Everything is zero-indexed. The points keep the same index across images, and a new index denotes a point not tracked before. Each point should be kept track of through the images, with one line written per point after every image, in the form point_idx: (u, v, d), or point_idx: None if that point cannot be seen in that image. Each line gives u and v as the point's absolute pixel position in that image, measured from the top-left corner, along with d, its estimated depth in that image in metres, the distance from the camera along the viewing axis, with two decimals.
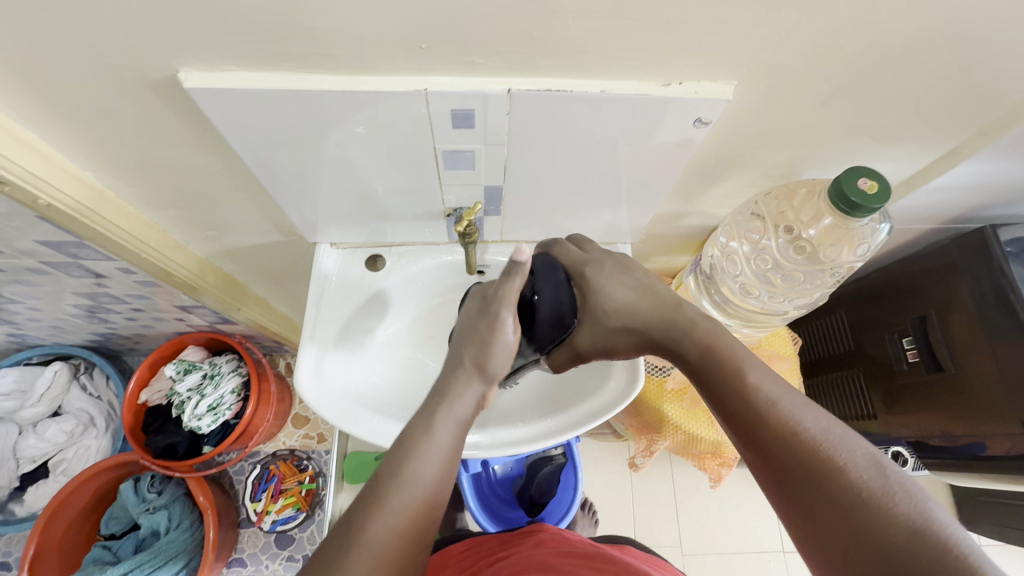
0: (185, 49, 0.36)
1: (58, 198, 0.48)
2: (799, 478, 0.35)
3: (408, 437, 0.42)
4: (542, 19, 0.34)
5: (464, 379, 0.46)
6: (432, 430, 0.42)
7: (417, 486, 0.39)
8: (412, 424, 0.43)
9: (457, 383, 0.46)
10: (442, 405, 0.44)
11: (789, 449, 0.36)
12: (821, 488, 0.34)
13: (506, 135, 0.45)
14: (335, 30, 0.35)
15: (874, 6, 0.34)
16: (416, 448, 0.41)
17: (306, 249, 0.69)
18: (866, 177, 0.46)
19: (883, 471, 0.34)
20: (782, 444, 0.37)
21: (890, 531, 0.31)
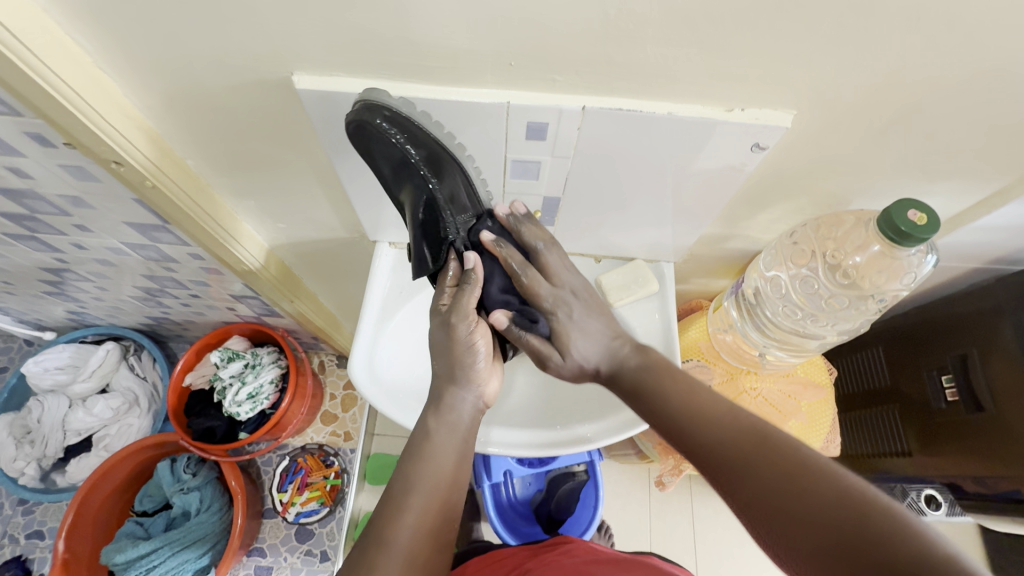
0: (304, 55, 0.41)
1: (163, 181, 0.53)
2: (756, 482, 0.38)
3: (414, 447, 0.51)
4: (623, 44, 0.38)
5: (451, 392, 0.54)
6: (431, 438, 0.51)
7: (433, 488, 0.48)
8: (414, 436, 0.52)
9: (444, 396, 0.54)
10: (436, 413, 0.53)
11: (746, 456, 0.40)
12: (759, 477, 0.39)
13: (573, 149, 0.49)
14: (438, 45, 0.39)
15: (933, 48, 0.37)
16: (421, 457, 0.49)
17: (364, 248, 0.73)
18: (916, 209, 0.48)
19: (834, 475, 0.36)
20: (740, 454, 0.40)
21: (845, 519, 0.33)
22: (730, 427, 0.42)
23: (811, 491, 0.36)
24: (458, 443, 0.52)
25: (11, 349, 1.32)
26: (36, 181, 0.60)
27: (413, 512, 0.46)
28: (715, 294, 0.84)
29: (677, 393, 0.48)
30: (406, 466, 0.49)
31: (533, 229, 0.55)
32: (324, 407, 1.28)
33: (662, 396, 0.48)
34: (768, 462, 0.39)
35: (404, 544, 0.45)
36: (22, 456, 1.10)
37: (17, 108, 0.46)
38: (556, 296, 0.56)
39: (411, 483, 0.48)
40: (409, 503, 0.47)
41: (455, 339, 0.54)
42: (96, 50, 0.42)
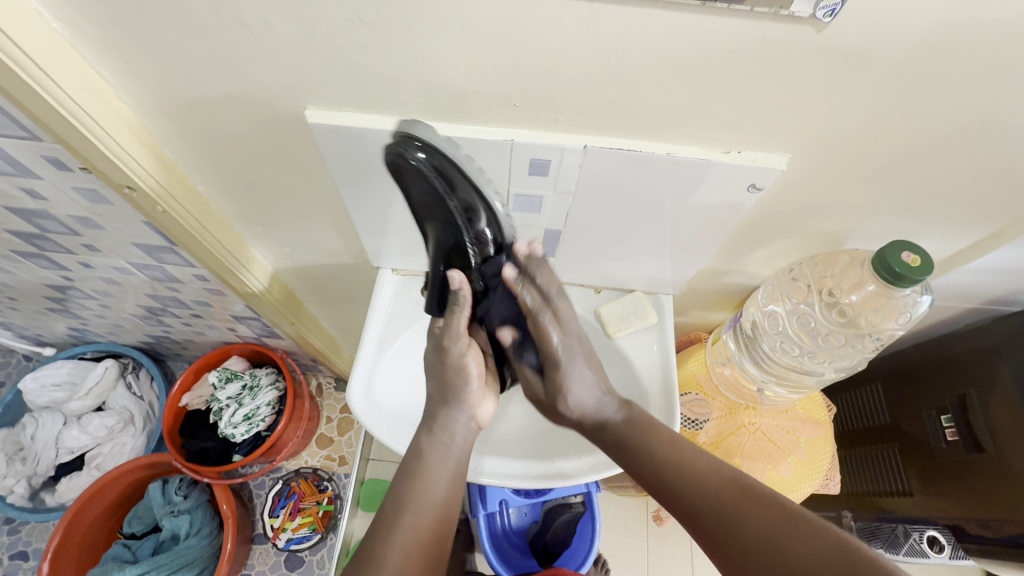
0: (317, 91, 0.42)
1: (174, 207, 0.54)
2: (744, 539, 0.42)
3: (409, 464, 0.52)
4: (624, 89, 0.40)
5: (445, 412, 0.54)
6: (425, 457, 0.52)
7: (424, 508, 0.49)
8: (408, 455, 0.52)
9: (439, 415, 0.54)
10: (428, 433, 0.53)
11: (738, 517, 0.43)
12: (747, 533, 0.42)
13: (575, 185, 0.50)
14: (446, 85, 0.41)
15: (921, 99, 0.39)
16: (416, 475, 0.50)
17: (366, 273, 0.74)
18: (909, 251, 0.49)
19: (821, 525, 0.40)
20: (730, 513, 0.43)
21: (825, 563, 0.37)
22: (715, 480, 0.46)
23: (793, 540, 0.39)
24: (453, 462, 0.52)
25: (9, 364, 1.32)
26: (49, 202, 0.61)
27: (404, 531, 0.47)
28: (715, 327, 0.84)
29: (661, 446, 0.51)
30: (400, 483, 0.50)
31: (546, 273, 0.54)
32: (320, 430, 1.26)
33: (646, 449, 0.51)
34: (753, 513, 0.42)
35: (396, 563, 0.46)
36: (13, 474, 1.09)
37: (37, 133, 0.48)
38: (565, 344, 0.55)
39: (405, 503, 0.49)
40: (401, 521, 0.48)
41: (449, 361, 0.55)
42: (118, 82, 0.43)
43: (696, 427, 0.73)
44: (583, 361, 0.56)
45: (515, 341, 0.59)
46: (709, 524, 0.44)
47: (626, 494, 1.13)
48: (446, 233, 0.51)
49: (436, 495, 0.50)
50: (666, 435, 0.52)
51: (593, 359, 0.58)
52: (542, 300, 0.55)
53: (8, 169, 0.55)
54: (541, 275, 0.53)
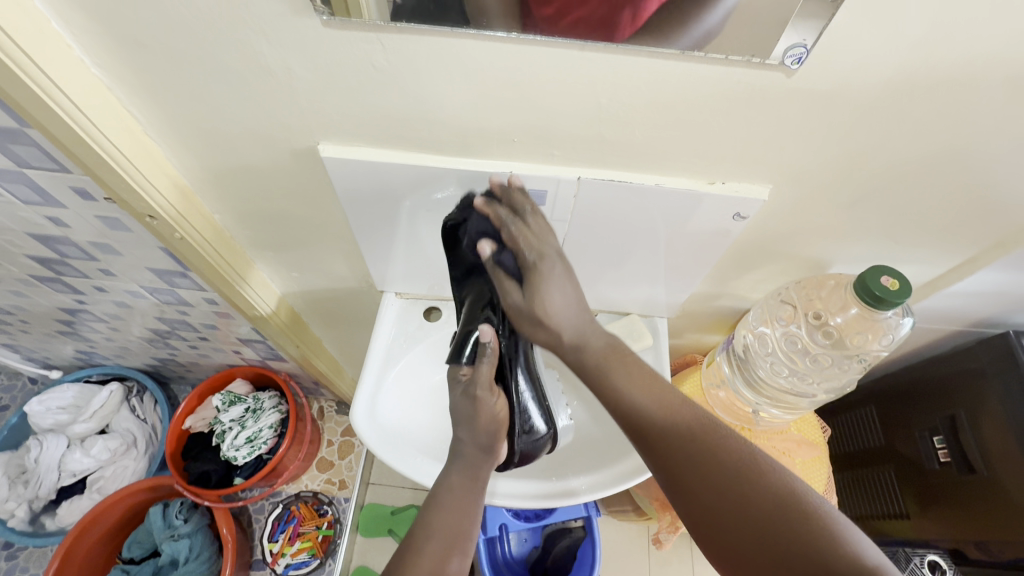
0: (329, 128, 0.45)
1: (190, 234, 0.57)
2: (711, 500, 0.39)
3: (436, 493, 0.53)
4: (614, 125, 0.43)
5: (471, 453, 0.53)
6: (453, 489, 0.53)
7: (452, 534, 0.49)
8: (437, 485, 0.54)
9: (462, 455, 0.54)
10: (456, 467, 0.54)
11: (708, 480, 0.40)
12: (715, 489, 0.39)
13: (570, 214, 0.53)
14: (449, 122, 0.44)
15: (889, 135, 0.42)
16: (441, 500, 0.52)
17: (371, 297, 0.76)
18: (888, 275, 0.52)
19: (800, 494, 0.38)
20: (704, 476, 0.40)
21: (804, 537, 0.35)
22: (677, 421, 0.43)
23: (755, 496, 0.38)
24: (475, 493, 0.53)
25: (14, 388, 1.33)
26: (71, 229, 0.64)
27: (431, 556, 0.47)
28: (710, 349, 0.86)
29: (630, 386, 0.45)
30: (425, 513, 0.51)
31: (520, 199, 0.48)
32: (321, 454, 1.26)
33: (612, 389, 0.46)
34: (723, 470, 0.39)
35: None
36: (14, 497, 1.09)
37: (67, 165, 0.51)
38: (543, 255, 0.47)
39: (432, 531, 0.49)
40: (428, 546, 0.48)
41: (478, 410, 0.52)
42: (146, 119, 0.47)
43: None
44: (561, 274, 0.47)
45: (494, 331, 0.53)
46: (688, 488, 0.41)
47: (628, 519, 1.13)
48: (478, 299, 0.56)
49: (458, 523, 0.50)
50: (644, 372, 0.46)
51: (574, 270, 0.49)
52: (516, 217, 0.48)
53: (35, 198, 0.58)
54: (519, 198, 0.48)
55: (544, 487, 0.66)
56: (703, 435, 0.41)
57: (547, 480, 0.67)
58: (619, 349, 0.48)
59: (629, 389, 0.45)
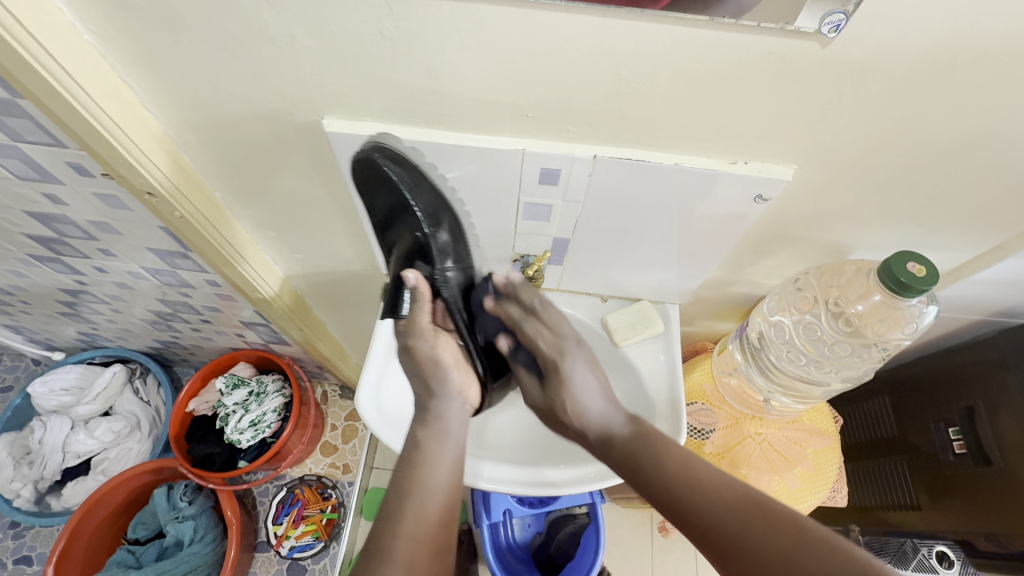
0: (334, 101, 0.43)
1: (191, 213, 0.56)
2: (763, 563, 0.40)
3: (408, 452, 0.52)
4: (634, 101, 0.41)
5: (440, 403, 0.55)
6: (424, 447, 0.52)
7: (429, 494, 0.49)
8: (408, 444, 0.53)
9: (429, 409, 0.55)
10: (423, 426, 0.54)
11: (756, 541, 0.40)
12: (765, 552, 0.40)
13: (584, 194, 0.51)
14: (460, 96, 0.42)
15: (925, 112, 0.40)
16: (418, 460, 0.51)
17: (376, 280, 0.75)
18: (914, 261, 0.50)
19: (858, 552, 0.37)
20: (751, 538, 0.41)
21: None
22: (725, 491, 0.44)
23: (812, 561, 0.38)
24: (450, 452, 0.53)
25: (18, 368, 1.33)
26: (69, 207, 0.62)
27: (407, 520, 0.47)
28: (721, 336, 0.84)
29: (671, 459, 0.49)
30: (399, 473, 0.50)
31: (527, 290, 0.58)
32: (325, 438, 1.26)
33: (656, 463, 0.49)
34: (773, 534, 0.40)
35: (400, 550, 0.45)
36: (20, 477, 1.10)
37: (63, 140, 0.49)
38: (556, 345, 0.57)
39: (406, 492, 0.49)
40: (404, 510, 0.47)
41: (417, 357, 0.56)
42: (144, 92, 0.45)
43: (702, 437, 0.73)
44: (585, 364, 0.58)
45: (509, 347, 0.60)
46: (733, 554, 0.41)
47: (632, 507, 1.12)
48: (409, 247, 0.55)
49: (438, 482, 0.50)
50: (677, 448, 0.50)
51: (595, 365, 0.59)
52: (528, 313, 0.58)
53: (31, 175, 0.57)
54: (525, 293, 0.58)
55: (546, 475, 0.65)
56: (751, 502, 0.43)
57: (551, 469, 0.66)
58: (642, 425, 0.54)
59: (674, 467, 0.48)
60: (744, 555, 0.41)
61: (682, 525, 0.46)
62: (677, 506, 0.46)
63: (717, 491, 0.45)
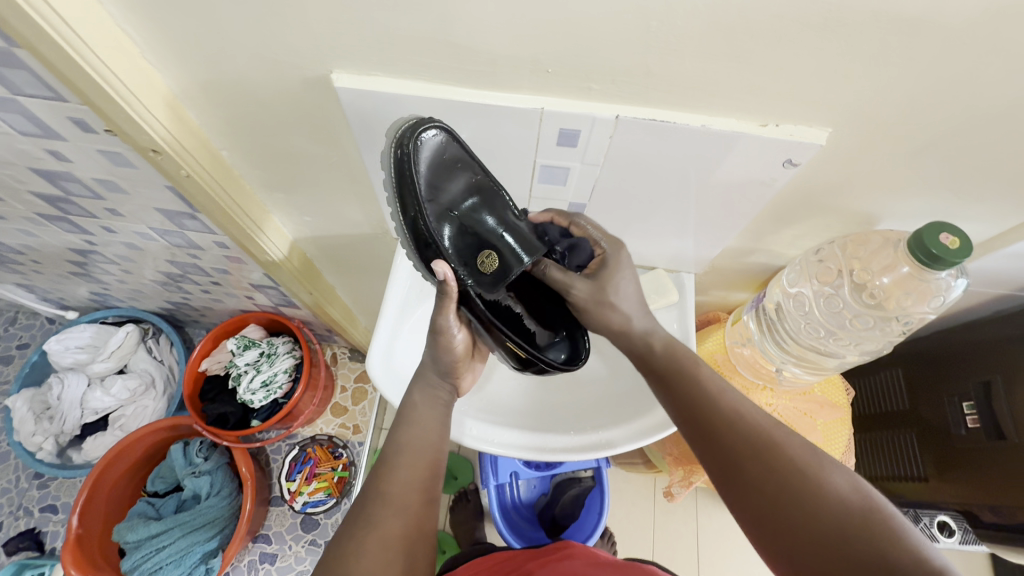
0: (343, 53, 0.41)
1: (196, 171, 0.54)
2: (771, 476, 0.39)
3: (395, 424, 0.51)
4: (662, 55, 0.38)
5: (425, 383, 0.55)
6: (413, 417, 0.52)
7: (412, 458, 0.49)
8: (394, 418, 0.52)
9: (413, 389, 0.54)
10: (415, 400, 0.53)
11: (774, 461, 0.40)
12: (776, 468, 0.39)
13: (603, 157, 0.49)
14: (476, 50, 0.40)
15: (978, 71, 0.37)
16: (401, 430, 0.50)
17: (385, 243, 0.73)
18: (948, 232, 0.48)
19: (863, 494, 0.37)
20: (769, 457, 0.40)
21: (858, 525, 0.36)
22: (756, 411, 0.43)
23: (823, 490, 0.38)
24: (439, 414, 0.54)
25: (33, 327, 1.35)
26: (74, 164, 0.61)
27: (403, 468, 0.47)
28: (734, 307, 0.83)
29: (706, 374, 0.47)
30: (392, 432, 0.51)
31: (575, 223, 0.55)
32: (335, 399, 1.28)
33: (695, 372, 0.47)
34: (792, 459, 0.39)
35: (394, 496, 0.45)
36: (41, 431, 1.13)
37: (64, 94, 0.48)
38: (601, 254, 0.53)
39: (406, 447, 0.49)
40: (400, 460, 0.48)
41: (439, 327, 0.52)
42: (144, 42, 0.43)
43: None
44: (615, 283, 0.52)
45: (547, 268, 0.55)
46: (742, 464, 0.41)
47: (636, 471, 1.14)
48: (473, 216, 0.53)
49: (428, 440, 0.51)
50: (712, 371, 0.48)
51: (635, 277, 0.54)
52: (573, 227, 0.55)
53: (33, 130, 0.55)
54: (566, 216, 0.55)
55: (561, 441, 0.66)
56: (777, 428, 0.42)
57: (564, 434, 0.66)
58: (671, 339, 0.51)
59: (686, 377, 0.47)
60: (752, 467, 0.40)
61: (693, 427, 0.45)
62: (698, 425, 0.45)
63: (747, 408, 0.44)
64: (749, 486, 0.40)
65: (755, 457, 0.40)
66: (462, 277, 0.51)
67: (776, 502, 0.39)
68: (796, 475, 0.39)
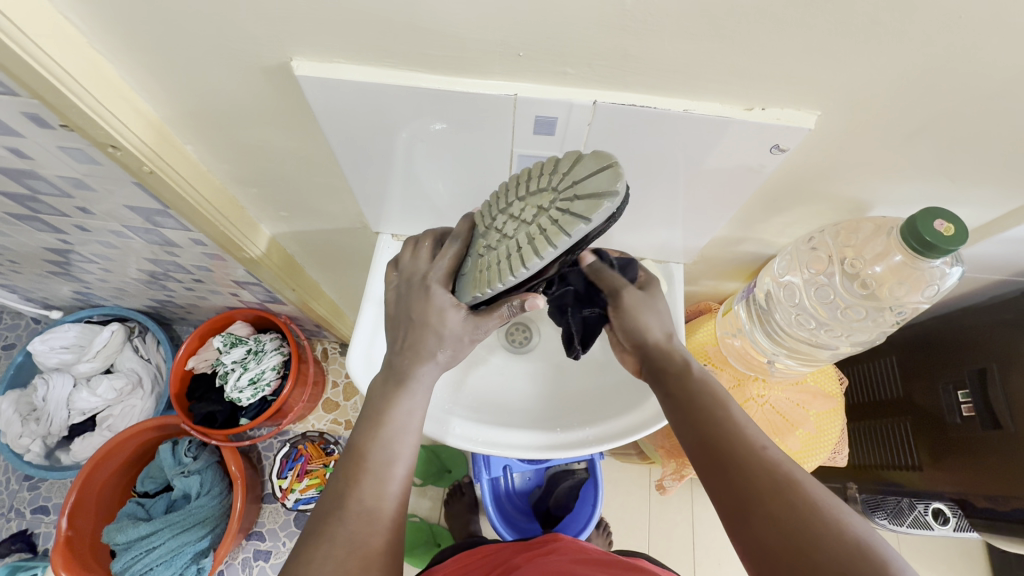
0: (302, 39, 0.39)
1: (161, 167, 0.52)
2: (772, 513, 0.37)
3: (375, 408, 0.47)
4: (639, 37, 0.36)
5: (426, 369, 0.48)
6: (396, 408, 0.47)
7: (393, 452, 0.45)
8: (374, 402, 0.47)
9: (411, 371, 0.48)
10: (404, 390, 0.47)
11: (779, 498, 0.37)
12: (782, 506, 0.37)
13: (582, 146, 0.47)
14: (442, 33, 0.37)
15: (974, 47, 0.35)
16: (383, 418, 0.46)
17: (366, 238, 0.71)
18: (942, 219, 0.46)
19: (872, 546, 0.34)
20: (775, 493, 0.38)
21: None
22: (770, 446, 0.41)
23: (826, 537, 0.35)
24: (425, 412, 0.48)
25: (18, 327, 1.33)
26: (37, 162, 0.59)
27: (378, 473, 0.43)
28: (725, 296, 0.82)
29: (721, 401, 0.45)
30: (369, 430, 0.46)
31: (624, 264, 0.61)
32: (326, 395, 1.27)
33: (713, 398, 0.46)
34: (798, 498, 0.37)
35: (368, 506, 0.42)
36: (28, 433, 1.11)
37: (13, 88, 0.45)
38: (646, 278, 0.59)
39: (395, 453, 0.45)
40: (376, 466, 0.43)
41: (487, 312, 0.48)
42: (92, 33, 0.40)
43: None
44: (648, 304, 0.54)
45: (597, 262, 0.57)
46: (746, 497, 0.39)
47: (630, 461, 1.14)
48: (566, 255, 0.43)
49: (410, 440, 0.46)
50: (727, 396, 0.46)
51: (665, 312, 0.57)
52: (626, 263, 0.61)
53: None
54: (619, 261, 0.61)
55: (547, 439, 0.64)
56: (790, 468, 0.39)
57: (549, 432, 0.64)
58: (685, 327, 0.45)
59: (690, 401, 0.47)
60: (756, 503, 0.38)
61: (702, 453, 0.43)
62: (704, 448, 0.43)
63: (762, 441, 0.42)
64: (751, 521, 0.38)
65: (760, 491, 0.38)
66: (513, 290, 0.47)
67: (775, 543, 0.36)
68: (800, 517, 0.36)
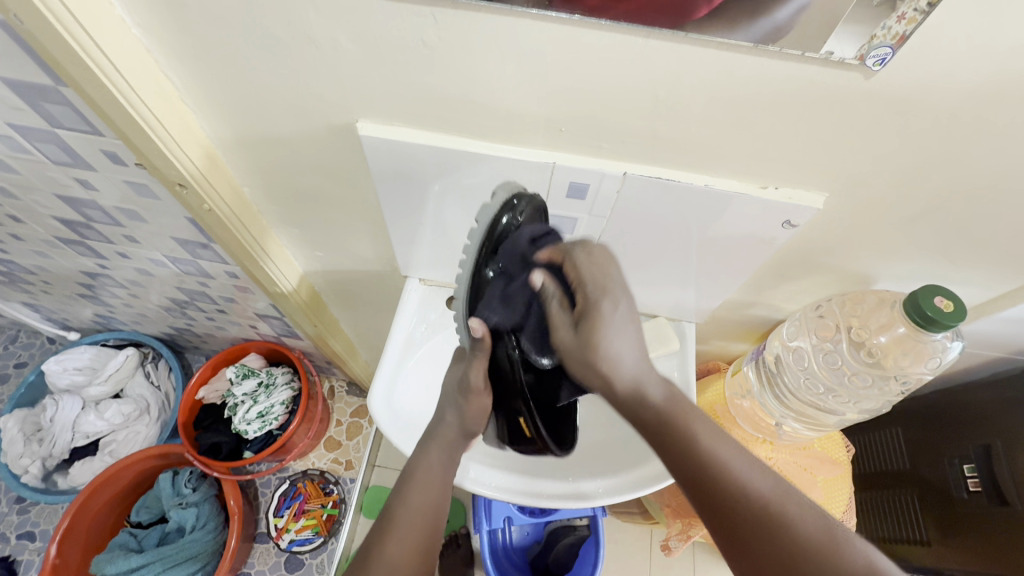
0: (369, 105, 0.44)
1: (218, 206, 0.56)
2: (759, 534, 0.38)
3: (407, 472, 0.54)
4: (668, 121, 0.41)
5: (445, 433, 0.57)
6: (422, 465, 0.55)
7: (417, 510, 0.51)
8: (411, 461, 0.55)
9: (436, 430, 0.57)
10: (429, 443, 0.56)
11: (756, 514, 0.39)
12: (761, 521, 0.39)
13: (610, 211, 0.51)
14: (494, 108, 0.42)
15: (963, 147, 0.39)
16: (410, 478, 0.53)
17: (393, 280, 0.75)
18: (941, 296, 0.49)
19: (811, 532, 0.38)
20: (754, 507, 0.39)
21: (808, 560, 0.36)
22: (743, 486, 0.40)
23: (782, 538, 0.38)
24: (444, 471, 0.55)
25: (33, 346, 1.35)
26: (99, 193, 0.63)
27: (403, 533, 0.49)
28: (734, 357, 0.84)
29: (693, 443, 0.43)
30: (398, 492, 0.52)
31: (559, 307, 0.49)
32: (329, 432, 1.26)
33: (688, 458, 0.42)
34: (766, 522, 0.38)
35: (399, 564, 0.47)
36: (29, 454, 1.10)
37: (100, 129, 0.50)
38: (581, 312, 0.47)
39: (405, 503, 0.51)
40: (401, 523, 0.49)
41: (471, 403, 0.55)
42: (184, 87, 0.46)
43: None
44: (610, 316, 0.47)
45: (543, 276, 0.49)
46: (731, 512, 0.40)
47: (634, 522, 1.12)
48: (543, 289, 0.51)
49: (431, 500, 0.52)
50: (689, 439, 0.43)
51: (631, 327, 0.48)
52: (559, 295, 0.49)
53: (65, 160, 0.57)
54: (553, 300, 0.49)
55: (563, 487, 0.65)
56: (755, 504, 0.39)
57: (559, 481, 0.66)
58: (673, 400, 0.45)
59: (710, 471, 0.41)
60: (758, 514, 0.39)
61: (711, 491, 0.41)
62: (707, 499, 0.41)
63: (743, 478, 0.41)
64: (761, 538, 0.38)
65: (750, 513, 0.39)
66: (507, 343, 0.50)
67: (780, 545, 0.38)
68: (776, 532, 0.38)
